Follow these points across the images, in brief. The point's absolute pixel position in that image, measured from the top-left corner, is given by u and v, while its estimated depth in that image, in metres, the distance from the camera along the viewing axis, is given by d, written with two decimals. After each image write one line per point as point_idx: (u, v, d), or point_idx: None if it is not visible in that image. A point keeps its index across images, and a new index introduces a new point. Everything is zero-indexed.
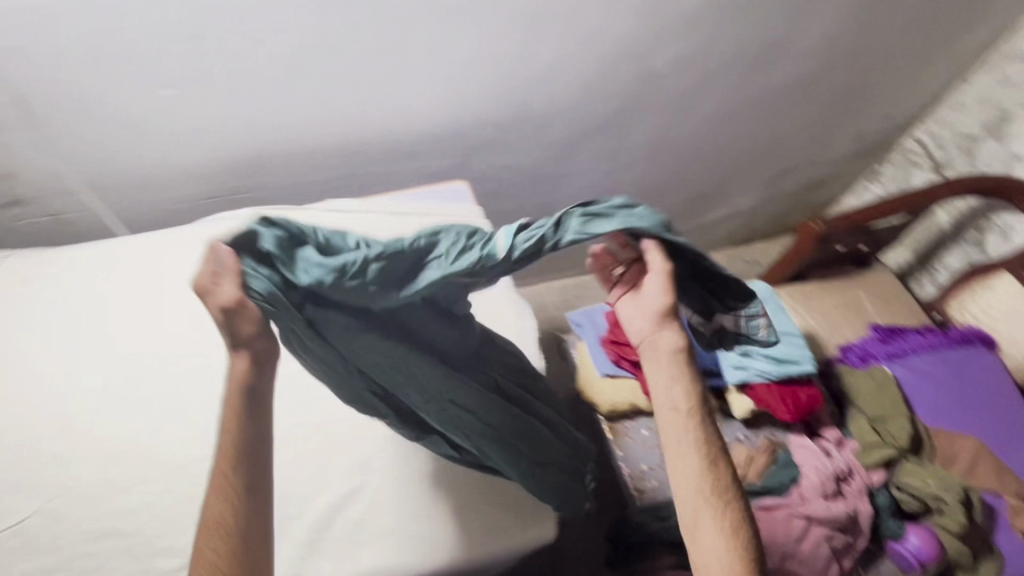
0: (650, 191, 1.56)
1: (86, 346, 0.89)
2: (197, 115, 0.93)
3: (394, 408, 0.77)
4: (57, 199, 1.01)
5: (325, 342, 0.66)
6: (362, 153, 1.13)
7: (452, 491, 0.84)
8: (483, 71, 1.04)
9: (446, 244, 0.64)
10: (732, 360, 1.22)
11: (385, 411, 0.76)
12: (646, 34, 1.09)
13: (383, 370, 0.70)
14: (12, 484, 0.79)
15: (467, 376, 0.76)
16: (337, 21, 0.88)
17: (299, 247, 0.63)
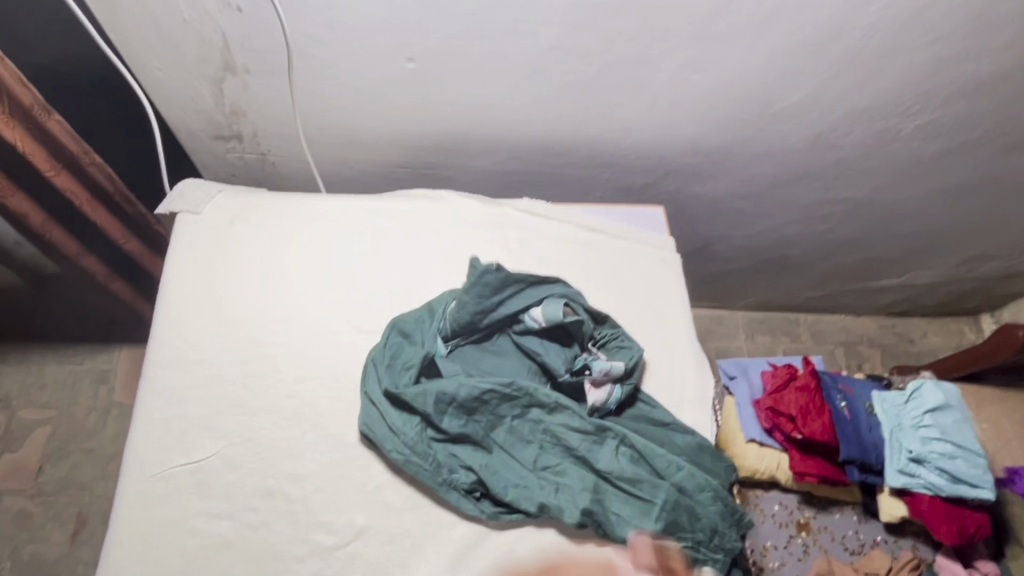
0: (829, 246, 1.44)
1: (274, 299, 0.90)
2: (433, 92, 0.92)
3: (498, 465, 0.81)
4: (270, 143, 1.03)
5: (442, 401, 0.81)
6: (563, 155, 1.08)
7: (606, 544, 0.79)
8: (721, 101, 0.96)
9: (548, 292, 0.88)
10: (899, 463, 1.09)
11: (491, 467, 0.80)
12: (909, 95, 0.96)
13: (475, 436, 0.81)
14: (198, 421, 0.81)
15: (542, 429, 0.83)
16: (600, 26, 0.82)
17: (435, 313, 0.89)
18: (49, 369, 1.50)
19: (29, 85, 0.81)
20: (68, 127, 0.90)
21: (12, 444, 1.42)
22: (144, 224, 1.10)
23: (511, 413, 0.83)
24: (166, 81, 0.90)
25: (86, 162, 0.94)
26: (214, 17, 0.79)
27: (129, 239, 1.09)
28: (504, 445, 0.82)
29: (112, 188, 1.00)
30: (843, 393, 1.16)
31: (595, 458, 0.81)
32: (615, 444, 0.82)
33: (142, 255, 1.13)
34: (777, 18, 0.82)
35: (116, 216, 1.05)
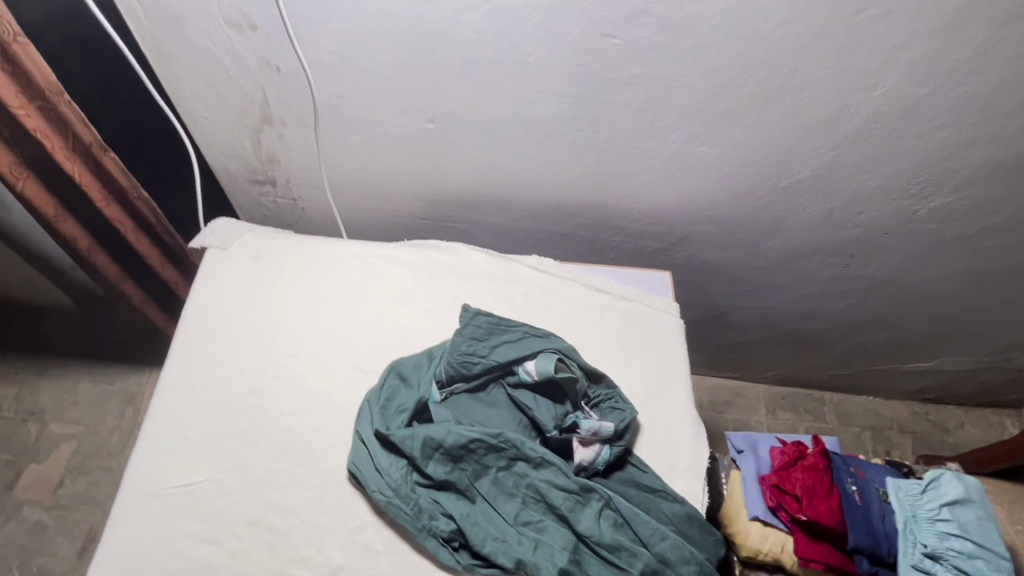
0: (851, 323, 1.41)
1: (283, 336, 0.94)
2: (451, 150, 0.98)
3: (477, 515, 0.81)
4: (301, 189, 1.10)
5: (426, 447, 0.82)
6: (576, 216, 1.12)
7: None
8: (727, 173, 0.99)
9: (541, 346, 0.91)
10: (913, 559, 1.02)
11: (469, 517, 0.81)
12: (922, 177, 0.97)
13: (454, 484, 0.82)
14: (197, 446, 0.84)
15: (526, 484, 0.82)
16: (610, 98, 0.87)
17: (434, 359, 0.92)
18: (83, 388, 1.58)
19: (91, 127, 0.91)
20: (121, 164, 0.99)
21: (39, 456, 1.49)
22: (180, 255, 1.19)
23: (497, 464, 0.83)
24: (210, 129, 0.98)
25: (134, 197, 1.03)
26: (255, 75, 0.88)
27: (166, 268, 1.19)
28: (487, 494, 0.82)
29: (154, 220, 1.09)
30: (854, 477, 1.11)
31: (576, 518, 0.80)
32: (599, 506, 0.81)
33: (174, 281, 1.22)
34: (782, 98, 0.85)
35: (155, 246, 1.14)
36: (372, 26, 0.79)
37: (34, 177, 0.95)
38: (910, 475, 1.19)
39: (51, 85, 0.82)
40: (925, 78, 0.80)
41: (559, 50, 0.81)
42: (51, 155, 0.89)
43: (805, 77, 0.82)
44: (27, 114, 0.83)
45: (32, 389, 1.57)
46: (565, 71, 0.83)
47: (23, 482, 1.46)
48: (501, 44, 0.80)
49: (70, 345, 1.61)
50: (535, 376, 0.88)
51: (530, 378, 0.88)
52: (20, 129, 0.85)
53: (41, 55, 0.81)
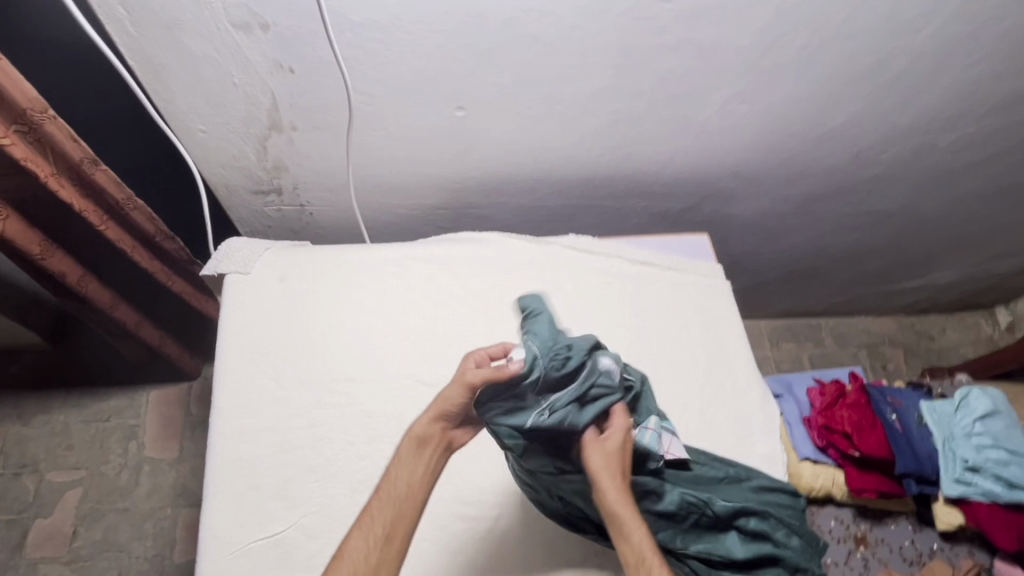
0: (857, 255, 1.45)
1: (334, 361, 0.88)
2: (479, 135, 0.91)
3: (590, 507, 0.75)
4: (310, 194, 1.01)
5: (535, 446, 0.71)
6: (605, 187, 1.08)
7: None
8: (761, 128, 0.97)
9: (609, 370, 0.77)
10: (953, 472, 1.10)
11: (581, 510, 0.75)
12: (950, 111, 0.97)
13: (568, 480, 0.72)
14: (270, 492, 0.79)
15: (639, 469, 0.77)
16: (655, 65, 0.82)
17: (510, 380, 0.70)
18: (76, 428, 1.46)
19: (80, 142, 0.78)
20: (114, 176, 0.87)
21: (43, 509, 1.38)
22: (188, 270, 1.09)
23: None
24: (208, 143, 0.87)
25: (130, 210, 0.90)
26: (264, 79, 0.77)
27: (175, 281, 1.07)
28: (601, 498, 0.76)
29: (156, 231, 0.96)
30: (893, 406, 1.16)
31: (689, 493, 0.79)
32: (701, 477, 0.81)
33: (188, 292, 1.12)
34: (829, 48, 0.82)
35: (160, 259, 1.02)
36: (404, 14, 0.70)
37: (13, 214, 0.84)
38: (934, 393, 1.26)
39: (32, 102, 0.70)
40: (973, 15, 0.79)
41: (607, 21, 0.74)
42: (45, 183, 0.78)
43: (856, 24, 0.79)
44: (11, 141, 0.72)
45: (17, 439, 1.43)
46: (613, 42, 0.78)
47: (32, 540, 1.35)
48: (546, 21, 0.73)
49: (51, 386, 1.48)
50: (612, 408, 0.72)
51: (613, 381, 0.72)
52: (6, 160, 0.73)
53: (12, 67, 0.68)
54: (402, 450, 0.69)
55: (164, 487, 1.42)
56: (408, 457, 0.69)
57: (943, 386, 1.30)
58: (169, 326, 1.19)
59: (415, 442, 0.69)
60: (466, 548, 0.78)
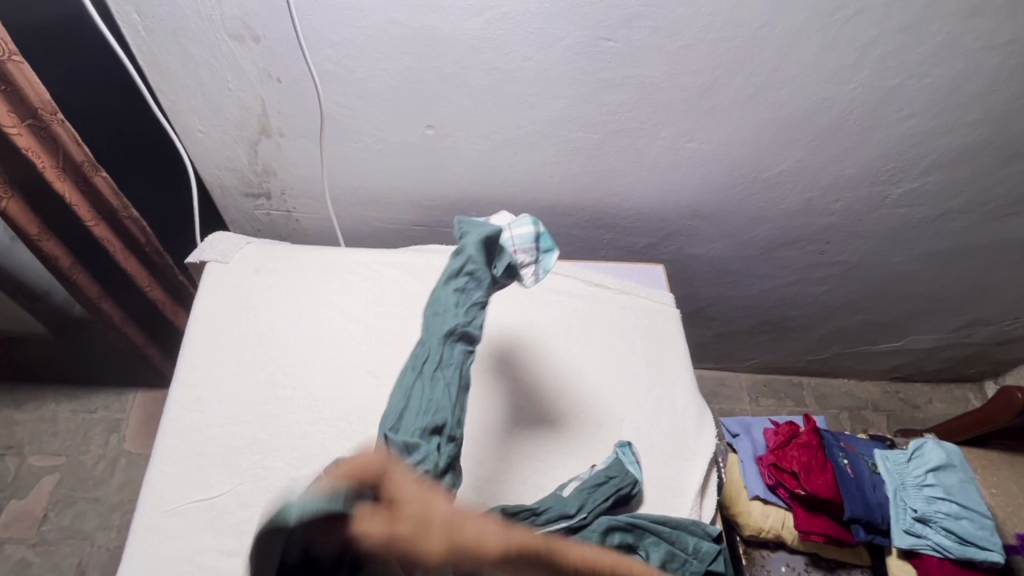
0: (827, 311, 1.48)
1: (293, 345, 0.95)
2: (449, 154, 1.00)
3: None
4: (296, 201, 1.11)
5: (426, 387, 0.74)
6: (569, 216, 1.16)
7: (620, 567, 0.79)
8: (710, 166, 1.04)
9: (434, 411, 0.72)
10: (904, 523, 1.09)
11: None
12: (892, 164, 1.03)
13: None
14: (212, 459, 0.84)
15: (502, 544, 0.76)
16: (604, 99, 0.91)
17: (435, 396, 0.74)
18: (63, 417, 1.48)
19: (83, 146, 0.91)
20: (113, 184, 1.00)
21: (19, 492, 1.39)
22: (167, 274, 1.20)
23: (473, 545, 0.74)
24: (205, 143, 1.00)
25: (125, 217, 1.04)
26: (255, 86, 0.90)
27: (153, 287, 1.18)
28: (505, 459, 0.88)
29: (143, 242, 1.10)
30: (845, 451, 1.16)
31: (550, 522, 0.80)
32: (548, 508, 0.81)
33: (162, 302, 1.22)
34: (764, 94, 0.91)
35: (142, 266, 1.14)
36: (376, 36, 0.81)
37: (17, 196, 0.93)
38: (893, 445, 1.26)
39: (43, 104, 0.82)
40: (894, 71, 0.87)
41: (557, 54, 0.84)
42: (41, 172, 0.89)
43: (786, 72, 0.87)
44: (19, 132, 0.83)
45: (7, 423, 1.46)
46: (564, 74, 0.87)
47: (3, 521, 1.35)
48: (502, 51, 0.83)
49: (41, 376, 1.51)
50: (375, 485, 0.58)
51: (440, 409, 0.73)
52: (10, 147, 0.84)
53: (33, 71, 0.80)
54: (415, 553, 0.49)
55: (136, 481, 1.43)
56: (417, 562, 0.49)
57: (904, 441, 1.30)
58: (151, 333, 1.29)
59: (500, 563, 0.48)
60: None
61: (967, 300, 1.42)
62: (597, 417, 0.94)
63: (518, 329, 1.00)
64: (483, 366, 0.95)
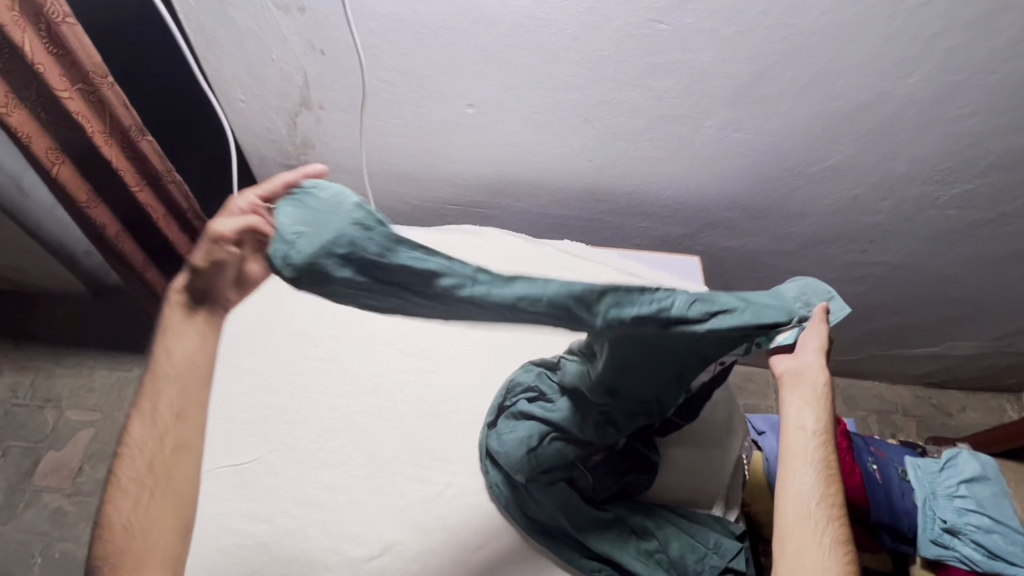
0: (863, 312, 1.44)
1: (324, 320, 0.95)
2: (487, 134, 0.99)
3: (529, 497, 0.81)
4: (332, 174, 1.11)
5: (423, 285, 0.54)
6: (605, 202, 1.14)
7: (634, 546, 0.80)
8: (753, 158, 1.01)
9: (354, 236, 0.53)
10: (932, 533, 1.06)
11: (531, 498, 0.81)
12: (947, 164, 0.99)
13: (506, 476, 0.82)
14: (243, 426, 0.85)
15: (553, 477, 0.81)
16: (650, 84, 0.88)
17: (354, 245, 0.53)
18: (99, 374, 1.52)
19: (130, 110, 0.92)
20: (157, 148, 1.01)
21: (56, 443, 1.44)
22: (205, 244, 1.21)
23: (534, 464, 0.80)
24: (246, 113, 1.00)
25: (167, 181, 1.05)
26: (298, 57, 0.89)
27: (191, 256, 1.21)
28: None
29: (185, 205, 1.11)
30: (875, 456, 1.14)
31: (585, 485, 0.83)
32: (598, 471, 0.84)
33: None
34: (819, 85, 0.87)
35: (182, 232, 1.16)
36: (421, 11, 0.80)
37: (70, 161, 0.95)
38: (925, 454, 1.22)
39: (95, 66, 0.84)
40: (959, 66, 0.82)
41: (604, 36, 0.82)
42: (92, 138, 0.90)
43: (843, 63, 0.84)
44: (69, 96, 0.85)
45: (46, 377, 1.51)
46: (610, 56, 0.85)
47: (41, 470, 1.41)
48: (548, 30, 0.81)
49: (79, 334, 1.56)
50: (807, 328, 0.70)
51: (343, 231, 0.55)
52: (62, 109, 0.86)
53: (83, 34, 0.81)
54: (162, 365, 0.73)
55: None
56: (184, 366, 0.73)
57: (936, 449, 1.26)
58: None
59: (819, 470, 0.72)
60: (410, 523, 0.80)
61: (1013, 308, 1.36)
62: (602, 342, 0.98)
63: None
64: (512, 350, 0.96)
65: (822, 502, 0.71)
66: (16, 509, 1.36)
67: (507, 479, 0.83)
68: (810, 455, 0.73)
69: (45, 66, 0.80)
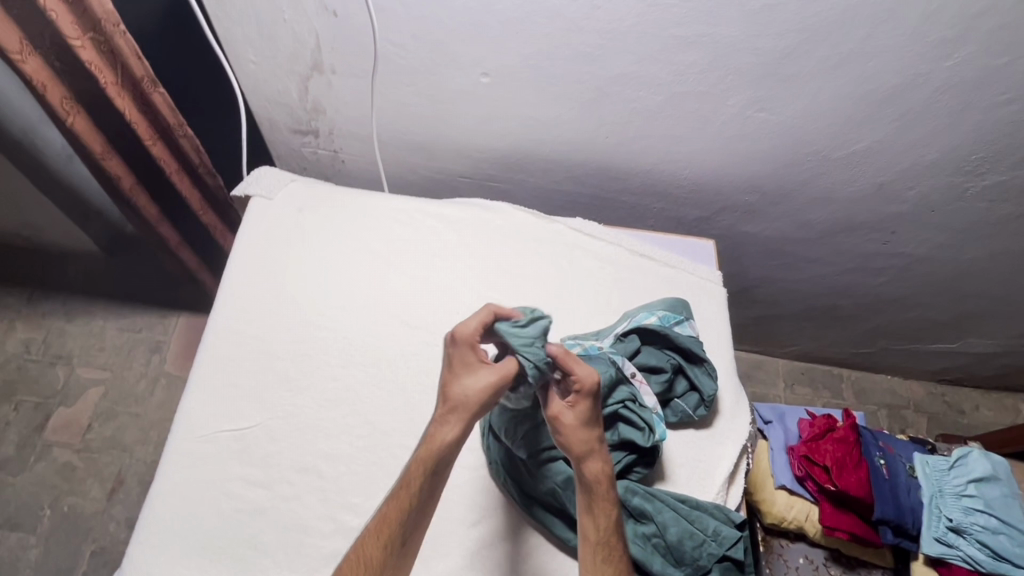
0: (880, 304, 1.40)
1: (329, 289, 0.94)
2: (501, 105, 0.97)
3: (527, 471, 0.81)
4: (343, 141, 1.10)
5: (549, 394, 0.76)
6: (620, 181, 1.11)
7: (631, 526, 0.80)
8: (775, 140, 0.98)
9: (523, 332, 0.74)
10: (936, 531, 1.04)
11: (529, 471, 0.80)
12: (979, 154, 0.95)
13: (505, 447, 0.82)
14: (244, 391, 0.85)
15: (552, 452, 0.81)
16: (672, 58, 0.85)
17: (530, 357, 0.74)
18: (109, 333, 1.54)
19: (143, 60, 0.90)
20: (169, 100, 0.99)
21: (67, 399, 1.46)
22: (218, 199, 1.20)
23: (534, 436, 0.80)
24: (258, 75, 0.98)
25: (179, 135, 1.03)
26: (311, 19, 0.87)
27: (205, 212, 1.20)
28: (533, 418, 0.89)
29: (198, 161, 1.10)
30: (882, 451, 1.11)
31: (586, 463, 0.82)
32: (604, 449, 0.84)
33: (214, 227, 1.24)
34: (850, 65, 0.83)
35: (195, 187, 1.15)
36: None
37: (83, 111, 0.94)
38: (934, 451, 1.20)
39: (107, 14, 0.82)
40: (1001, 50, 0.78)
41: (626, 5, 0.78)
42: (104, 88, 0.89)
43: (877, 42, 0.80)
44: (82, 45, 0.83)
45: (58, 334, 1.53)
46: (633, 28, 0.81)
47: (52, 425, 1.43)
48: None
49: (91, 292, 1.57)
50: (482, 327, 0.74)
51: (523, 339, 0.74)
52: (75, 59, 0.85)
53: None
54: (414, 474, 0.66)
55: (174, 402, 1.48)
56: (419, 479, 0.66)
57: (946, 447, 1.24)
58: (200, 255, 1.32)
59: (592, 450, 0.70)
60: None
61: None
62: (610, 322, 0.97)
63: (554, 292, 0.98)
64: None
65: (599, 497, 0.69)
66: (28, 462, 1.39)
67: (506, 452, 0.82)
68: (574, 414, 0.70)
69: (58, 13, 0.78)
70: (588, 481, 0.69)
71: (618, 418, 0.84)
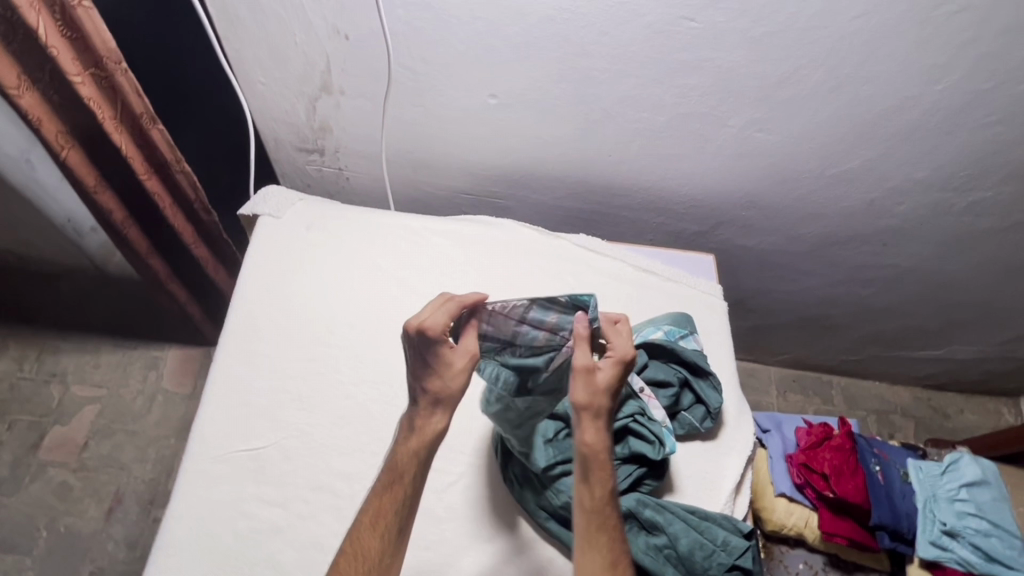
0: (870, 313, 1.45)
1: (339, 307, 0.95)
2: (507, 125, 0.98)
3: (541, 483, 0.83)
4: (349, 159, 1.11)
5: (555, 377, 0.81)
6: (621, 197, 1.13)
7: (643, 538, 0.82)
8: (772, 159, 1.01)
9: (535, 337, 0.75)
10: (932, 534, 1.07)
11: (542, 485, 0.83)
12: (966, 171, 0.99)
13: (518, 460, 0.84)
14: (257, 410, 0.85)
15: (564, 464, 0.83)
16: (675, 81, 0.88)
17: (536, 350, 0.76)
18: (104, 351, 1.52)
19: (142, 97, 0.91)
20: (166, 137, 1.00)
21: (62, 418, 1.44)
22: (212, 232, 1.21)
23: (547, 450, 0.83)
24: (266, 95, 0.99)
25: (176, 171, 1.04)
26: (322, 42, 0.88)
27: (199, 244, 1.20)
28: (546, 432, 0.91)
29: (194, 199, 1.11)
30: (877, 458, 1.15)
31: None
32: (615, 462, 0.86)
33: (206, 259, 1.24)
34: (844, 89, 0.87)
35: (188, 221, 1.15)
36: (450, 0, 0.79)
37: (77, 145, 0.93)
38: (926, 457, 1.23)
39: (111, 52, 0.83)
40: (987, 75, 0.82)
41: (632, 31, 0.81)
42: (100, 123, 0.89)
43: (872, 67, 0.83)
44: (82, 81, 0.83)
45: (52, 352, 1.51)
46: (638, 53, 0.84)
47: (47, 444, 1.41)
48: (577, 24, 0.80)
49: (86, 310, 1.55)
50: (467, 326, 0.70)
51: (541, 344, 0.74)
52: (73, 95, 0.85)
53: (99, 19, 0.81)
54: (403, 461, 0.67)
55: (171, 419, 1.47)
56: (409, 468, 0.67)
57: (936, 452, 1.28)
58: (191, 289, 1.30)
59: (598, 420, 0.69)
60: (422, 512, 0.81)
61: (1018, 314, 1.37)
62: None
63: None
64: None
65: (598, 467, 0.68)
66: (22, 482, 1.37)
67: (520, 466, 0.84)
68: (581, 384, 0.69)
69: (59, 50, 0.79)
70: (585, 454, 0.68)
71: (627, 431, 0.87)
